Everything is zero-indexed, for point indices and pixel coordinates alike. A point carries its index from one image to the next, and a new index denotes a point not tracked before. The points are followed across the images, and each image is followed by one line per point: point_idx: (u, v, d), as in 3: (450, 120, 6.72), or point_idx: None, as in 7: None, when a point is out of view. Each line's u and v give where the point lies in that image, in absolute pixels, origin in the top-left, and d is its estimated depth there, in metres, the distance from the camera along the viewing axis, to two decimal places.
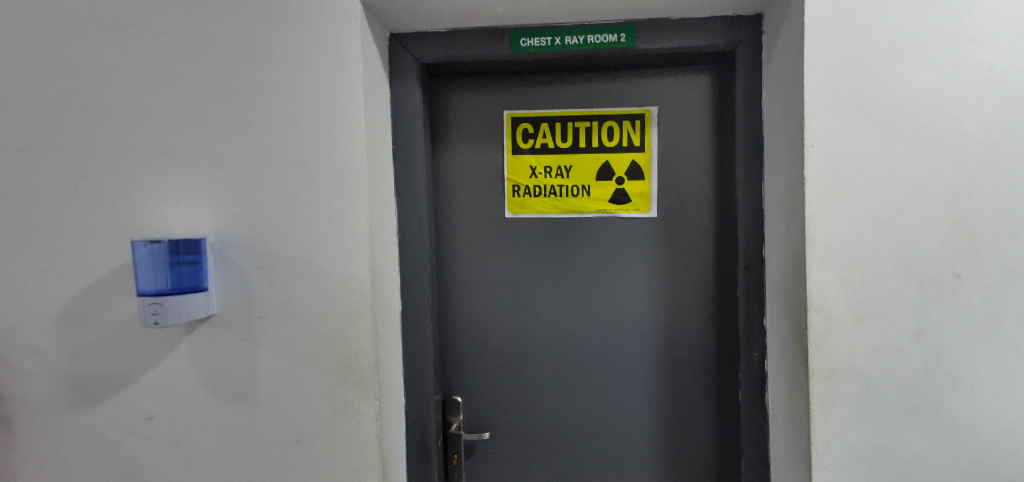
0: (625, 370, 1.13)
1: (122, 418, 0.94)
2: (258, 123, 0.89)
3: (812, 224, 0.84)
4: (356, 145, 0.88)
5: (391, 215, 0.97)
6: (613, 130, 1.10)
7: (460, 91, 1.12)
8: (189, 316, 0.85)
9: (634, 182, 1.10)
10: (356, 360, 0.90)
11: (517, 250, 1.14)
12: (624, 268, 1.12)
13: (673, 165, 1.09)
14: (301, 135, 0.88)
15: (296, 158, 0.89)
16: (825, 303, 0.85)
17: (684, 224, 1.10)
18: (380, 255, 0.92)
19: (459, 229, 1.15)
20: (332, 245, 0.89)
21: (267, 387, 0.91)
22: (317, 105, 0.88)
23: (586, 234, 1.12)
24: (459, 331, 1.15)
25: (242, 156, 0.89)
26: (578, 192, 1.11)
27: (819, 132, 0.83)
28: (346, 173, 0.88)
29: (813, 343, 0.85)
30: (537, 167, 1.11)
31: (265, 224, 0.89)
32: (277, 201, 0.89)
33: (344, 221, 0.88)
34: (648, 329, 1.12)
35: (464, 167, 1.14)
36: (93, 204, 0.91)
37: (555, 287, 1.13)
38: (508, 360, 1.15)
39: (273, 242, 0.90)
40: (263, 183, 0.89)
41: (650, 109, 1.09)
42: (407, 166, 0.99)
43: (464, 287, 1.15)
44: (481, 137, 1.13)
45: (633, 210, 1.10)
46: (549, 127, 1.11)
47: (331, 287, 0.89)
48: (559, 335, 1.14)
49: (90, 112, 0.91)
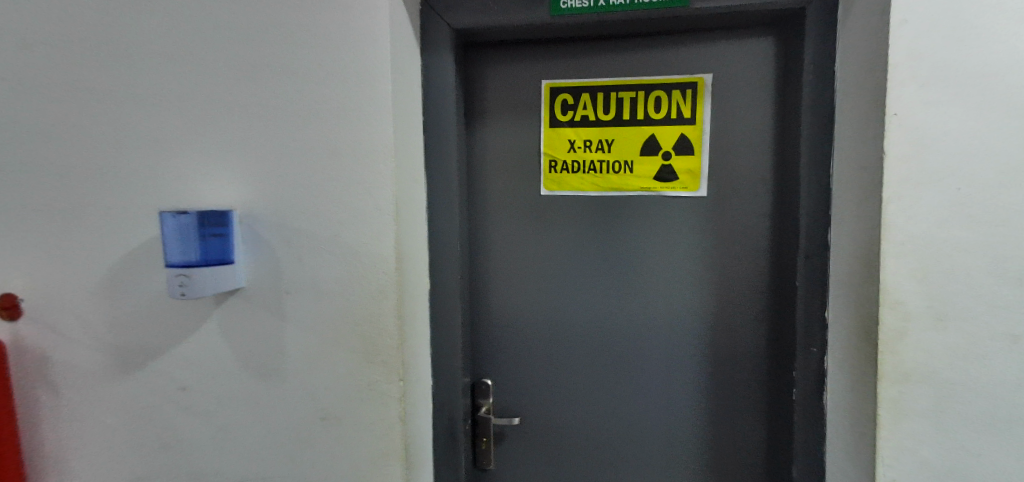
0: (663, 364, 1.05)
1: (158, 386, 0.95)
2: (282, 96, 0.86)
3: (888, 208, 0.72)
4: (382, 116, 0.83)
5: (420, 191, 0.93)
6: (661, 101, 1.00)
7: (494, 63, 1.05)
8: (217, 288, 0.84)
9: (681, 159, 1.00)
10: (381, 340, 0.87)
11: (554, 235, 1.07)
12: (672, 258, 1.03)
13: (725, 143, 0.99)
14: (327, 109, 0.85)
15: (320, 132, 0.85)
16: (899, 297, 0.73)
17: (736, 209, 1.00)
18: (405, 235, 0.88)
19: (491, 209, 1.09)
20: (359, 221, 0.85)
21: (294, 362, 0.90)
22: (344, 74, 0.84)
23: (622, 219, 1.04)
24: (491, 313, 1.11)
25: (267, 130, 0.86)
26: (620, 168, 1.03)
27: (903, 101, 0.71)
28: (374, 148, 0.84)
29: (883, 343, 0.75)
30: (576, 141, 1.04)
31: (290, 196, 0.87)
32: (301, 177, 0.86)
33: (371, 199, 0.85)
34: (691, 323, 1.04)
35: (498, 142, 1.07)
36: (126, 175, 0.91)
37: (589, 276, 1.07)
38: (540, 350, 1.10)
39: (300, 218, 0.87)
40: (289, 158, 0.86)
41: (703, 77, 0.98)
42: (437, 142, 0.94)
43: (496, 269, 1.10)
44: (517, 109, 1.06)
45: (680, 189, 1.01)
46: (589, 97, 1.03)
47: (356, 268, 0.86)
48: (592, 325, 1.07)
49: (118, 82, 0.90)
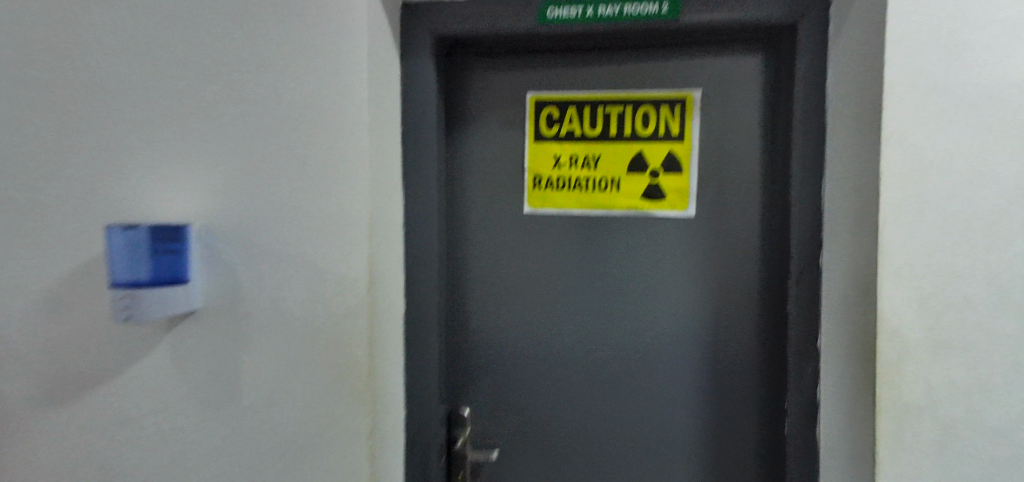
0: (652, 389, 1.01)
1: (103, 415, 0.86)
2: (250, 102, 0.80)
3: (885, 232, 0.70)
4: (359, 125, 0.78)
5: (397, 207, 0.88)
6: (649, 117, 0.97)
7: (479, 74, 1.01)
8: (167, 311, 0.76)
9: (670, 177, 0.97)
10: (351, 368, 0.81)
11: (539, 253, 1.02)
12: (662, 278, 0.99)
13: (716, 161, 0.96)
14: (297, 117, 0.79)
15: (288, 142, 0.79)
16: (898, 326, 0.70)
17: (727, 229, 0.97)
18: (382, 253, 0.82)
19: (473, 226, 1.04)
20: (329, 238, 0.79)
21: (254, 391, 0.82)
22: (316, 82, 0.78)
23: (611, 238, 1.00)
24: (472, 336, 1.05)
25: (231, 138, 0.80)
26: (606, 185, 0.99)
27: (899, 122, 0.69)
28: (347, 160, 0.78)
29: (882, 374, 0.72)
30: (561, 157, 1.00)
31: (253, 210, 0.80)
32: (265, 190, 0.80)
33: (343, 214, 0.79)
34: (681, 347, 0.99)
35: (481, 156, 1.03)
36: (78, 185, 0.84)
37: (576, 296, 1.02)
38: (524, 374, 1.04)
39: (263, 234, 0.80)
40: (254, 169, 0.80)
41: (692, 93, 0.95)
42: (417, 154, 0.89)
43: (478, 289, 1.05)
44: (501, 122, 1.02)
45: (668, 208, 0.97)
46: (576, 111, 0.99)
47: (325, 288, 0.80)
48: (579, 348, 1.02)
49: (77, 84, 0.84)
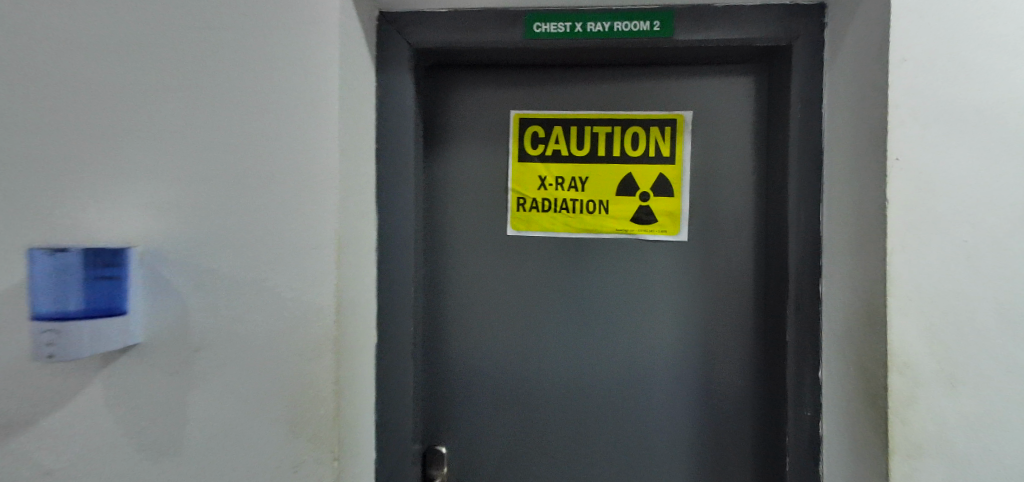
0: (643, 425, 0.94)
1: (20, 467, 0.74)
2: (204, 111, 0.72)
3: (893, 260, 0.66)
4: (328, 138, 0.71)
5: (370, 228, 0.81)
6: (638, 137, 0.93)
7: (461, 89, 0.96)
8: (97, 347, 0.66)
9: (660, 200, 0.93)
10: (313, 409, 0.70)
11: (523, 279, 0.96)
12: (653, 306, 0.94)
13: (708, 183, 0.93)
14: (259, 128, 0.71)
15: (250, 156, 0.71)
16: (908, 360, 0.66)
17: (720, 255, 0.92)
18: (350, 280, 0.74)
19: (453, 249, 0.97)
20: (290, 263, 0.70)
21: (199, 438, 0.71)
22: (281, 92, 0.71)
23: (599, 262, 0.95)
24: (450, 367, 0.97)
25: (183, 150, 0.72)
26: (594, 208, 0.94)
27: (903, 143, 0.66)
28: (314, 176, 0.71)
29: (893, 413, 0.66)
30: (547, 178, 0.95)
31: (205, 232, 0.71)
32: (220, 208, 0.71)
33: (307, 237, 0.70)
34: (674, 379, 0.94)
35: (462, 175, 0.97)
36: (6, 201, 0.74)
37: (563, 324, 0.95)
38: (507, 410, 0.97)
39: (215, 257, 0.71)
40: (209, 185, 0.71)
41: (682, 114, 0.92)
42: (393, 172, 0.82)
43: (456, 317, 0.97)
44: (484, 140, 0.96)
45: (659, 232, 0.93)
46: (562, 131, 0.94)
47: (285, 321, 0.70)
48: (565, 380, 0.95)
49: (4, 90, 0.74)
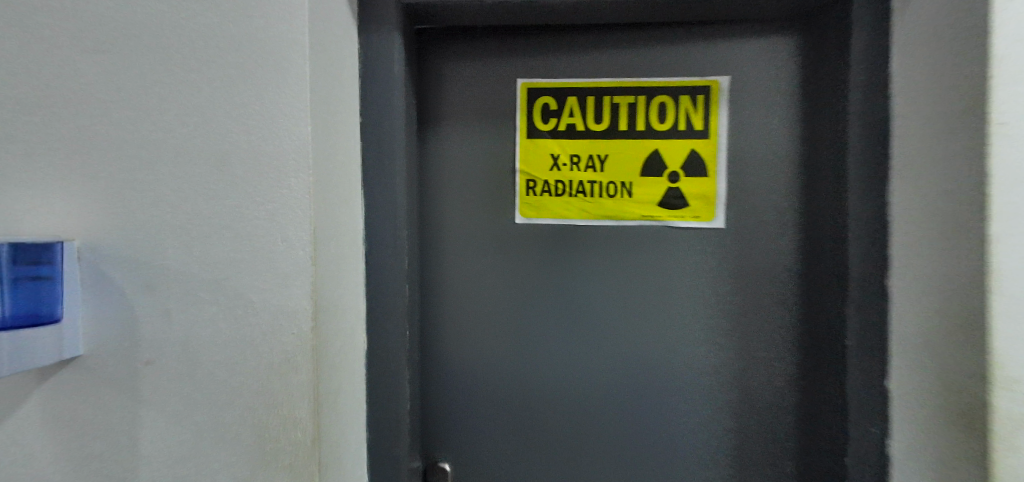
0: (671, 439, 0.83)
1: None
2: (146, 74, 0.58)
3: (996, 248, 0.54)
4: (294, 105, 0.57)
5: (354, 216, 0.68)
6: (666, 108, 0.80)
7: (459, 55, 0.83)
8: (21, 363, 0.54)
9: (692, 180, 0.80)
10: (287, 433, 0.59)
11: (533, 273, 0.84)
12: (683, 303, 0.82)
13: (747, 161, 0.80)
14: (212, 94, 0.58)
15: (206, 128, 0.58)
16: (1014, 373, 0.55)
17: (759, 244, 0.80)
18: (328, 280, 0.61)
19: (453, 241, 0.85)
20: (252, 260, 0.57)
21: (153, 468, 0.60)
22: (235, 48, 0.57)
23: (620, 255, 0.83)
24: (451, 373, 0.86)
25: (122, 123, 0.59)
26: (614, 191, 0.82)
27: (1012, 106, 0.54)
28: (277, 151, 0.57)
29: (995, 436, 0.55)
30: (560, 157, 0.82)
31: (154, 222, 0.58)
32: (172, 192, 0.58)
33: (275, 228, 0.57)
34: (708, 387, 0.82)
35: (462, 155, 0.84)
36: None
37: (579, 326, 0.83)
38: (516, 421, 0.85)
39: (163, 253, 0.58)
40: (158, 165, 0.58)
41: (717, 80, 0.79)
42: (380, 151, 0.70)
43: (458, 317, 0.86)
44: (487, 115, 0.84)
45: (691, 218, 0.81)
46: (577, 102, 0.82)
47: (251, 329, 0.58)
48: (583, 390, 0.84)
49: None
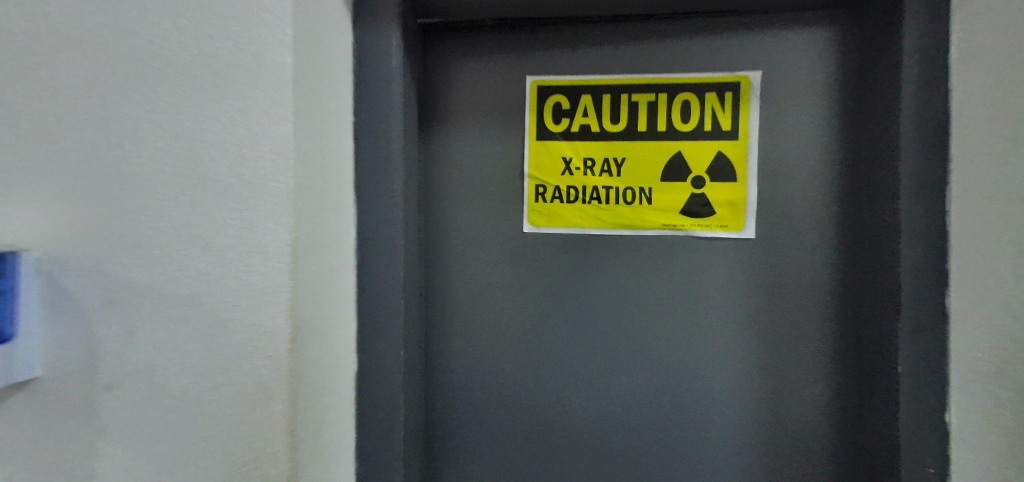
0: (694, 468, 0.76)
1: None
2: (98, 58, 0.50)
3: None
4: (273, 100, 0.51)
5: (345, 224, 0.62)
6: (689, 106, 0.72)
7: (464, 49, 0.77)
8: None
9: (719, 186, 0.72)
10: (261, 471, 0.52)
11: (543, 286, 0.77)
12: (708, 321, 0.74)
13: (780, 165, 0.72)
14: (175, 83, 0.50)
15: (173, 124, 0.51)
16: None
17: (794, 256, 0.72)
18: (309, 297, 0.54)
19: (455, 251, 0.79)
20: (225, 274, 0.51)
21: None
22: (203, 33, 0.50)
23: (638, 268, 0.75)
24: (454, 393, 0.80)
25: (73, 115, 0.50)
26: (632, 197, 0.74)
27: None
28: (252, 151, 0.50)
29: None
30: (572, 161, 0.75)
31: (114, 230, 0.51)
32: (134, 196, 0.51)
33: (251, 238, 0.51)
34: (732, 414, 0.75)
35: (465, 158, 0.78)
36: None
37: (591, 346, 0.76)
38: (524, 446, 0.79)
39: (123, 265, 0.51)
40: (117, 165, 0.51)
41: (747, 75, 0.72)
42: (375, 153, 0.64)
43: (461, 333, 0.79)
44: (493, 115, 0.77)
45: (717, 227, 0.73)
46: (591, 100, 0.75)
47: (223, 352, 0.51)
48: (595, 414, 0.77)
49: None
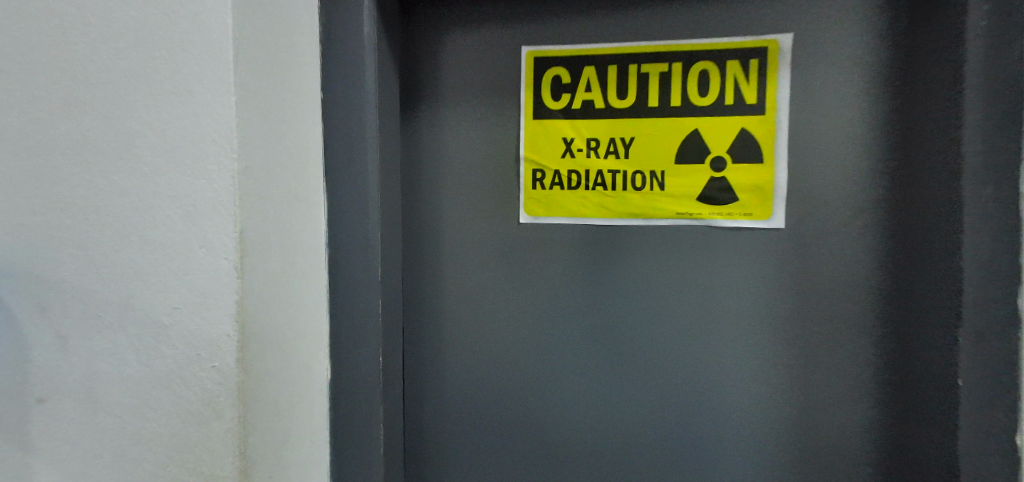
0: None
1: None
2: (26, 30, 0.44)
3: None
4: (214, 68, 0.42)
5: (312, 215, 0.55)
6: (708, 77, 0.63)
7: (452, 19, 0.69)
8: None
9: (743, 168, 0.63)
10: None
11: (541, 284, 0.69)
12: (729, 322, 0.65)
13: (816, 143, 0.62)
14: (106, 57, 0.44)
15: (107, 97, 0.44)
16: None
17: (830, 248, 0.63)
18: (264, 299, 0.47)
19: (444, 244, 0.71)
20: (165, 274, 0.44)
21: None
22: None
23: (648, 263, 0.66)
24: (444, 401, 0.73)
25: (6, 95, 0.45)
26: (643, 182, 0.66)
27: None
28: (189, 130, 0.43)
29: None
30: (574, 142, 0.66)
31: (45, 226, 0.45)
32: (68, 186, 0.44)
33: (192, 232, 0.44)
34: (756, 427, 0.66)
35: (454, 142, 0.70)
36: None
37: (596, 350, 0.68)
38: (522, 460, 0.71)
39: (54, 265, 0.45)
40: (49, 146, 0.44)
41: (776, 40, 0.62)
42: (347, 136, 0.57)
43: (451, 336, 0.72)
44: (484, 93, 0.69)
45: (741, 216, 0.64)
46: (595, 72, 0.66)
47: (162, 363, 0.44)
48: (601, 426, 0.69)
49: None
